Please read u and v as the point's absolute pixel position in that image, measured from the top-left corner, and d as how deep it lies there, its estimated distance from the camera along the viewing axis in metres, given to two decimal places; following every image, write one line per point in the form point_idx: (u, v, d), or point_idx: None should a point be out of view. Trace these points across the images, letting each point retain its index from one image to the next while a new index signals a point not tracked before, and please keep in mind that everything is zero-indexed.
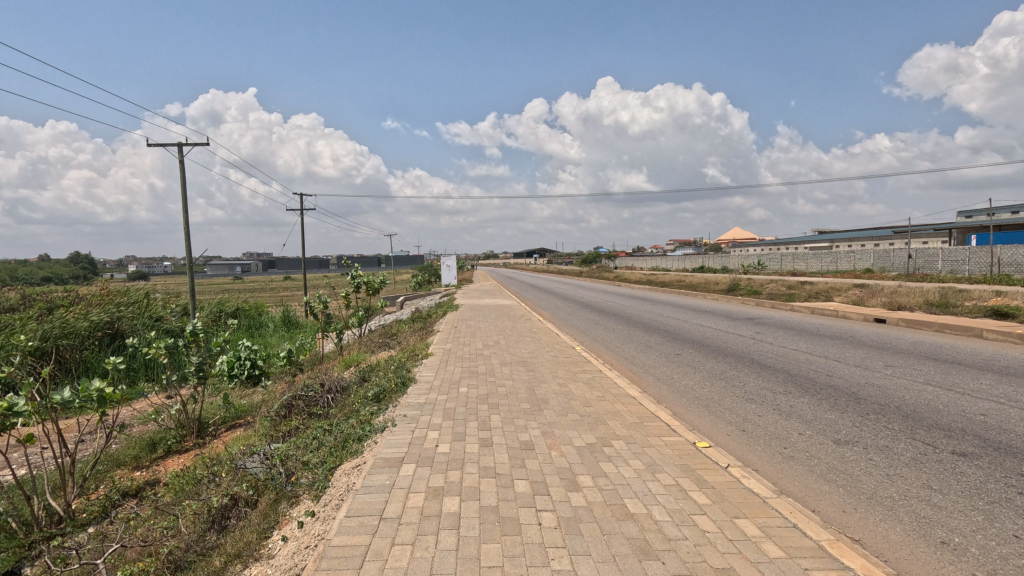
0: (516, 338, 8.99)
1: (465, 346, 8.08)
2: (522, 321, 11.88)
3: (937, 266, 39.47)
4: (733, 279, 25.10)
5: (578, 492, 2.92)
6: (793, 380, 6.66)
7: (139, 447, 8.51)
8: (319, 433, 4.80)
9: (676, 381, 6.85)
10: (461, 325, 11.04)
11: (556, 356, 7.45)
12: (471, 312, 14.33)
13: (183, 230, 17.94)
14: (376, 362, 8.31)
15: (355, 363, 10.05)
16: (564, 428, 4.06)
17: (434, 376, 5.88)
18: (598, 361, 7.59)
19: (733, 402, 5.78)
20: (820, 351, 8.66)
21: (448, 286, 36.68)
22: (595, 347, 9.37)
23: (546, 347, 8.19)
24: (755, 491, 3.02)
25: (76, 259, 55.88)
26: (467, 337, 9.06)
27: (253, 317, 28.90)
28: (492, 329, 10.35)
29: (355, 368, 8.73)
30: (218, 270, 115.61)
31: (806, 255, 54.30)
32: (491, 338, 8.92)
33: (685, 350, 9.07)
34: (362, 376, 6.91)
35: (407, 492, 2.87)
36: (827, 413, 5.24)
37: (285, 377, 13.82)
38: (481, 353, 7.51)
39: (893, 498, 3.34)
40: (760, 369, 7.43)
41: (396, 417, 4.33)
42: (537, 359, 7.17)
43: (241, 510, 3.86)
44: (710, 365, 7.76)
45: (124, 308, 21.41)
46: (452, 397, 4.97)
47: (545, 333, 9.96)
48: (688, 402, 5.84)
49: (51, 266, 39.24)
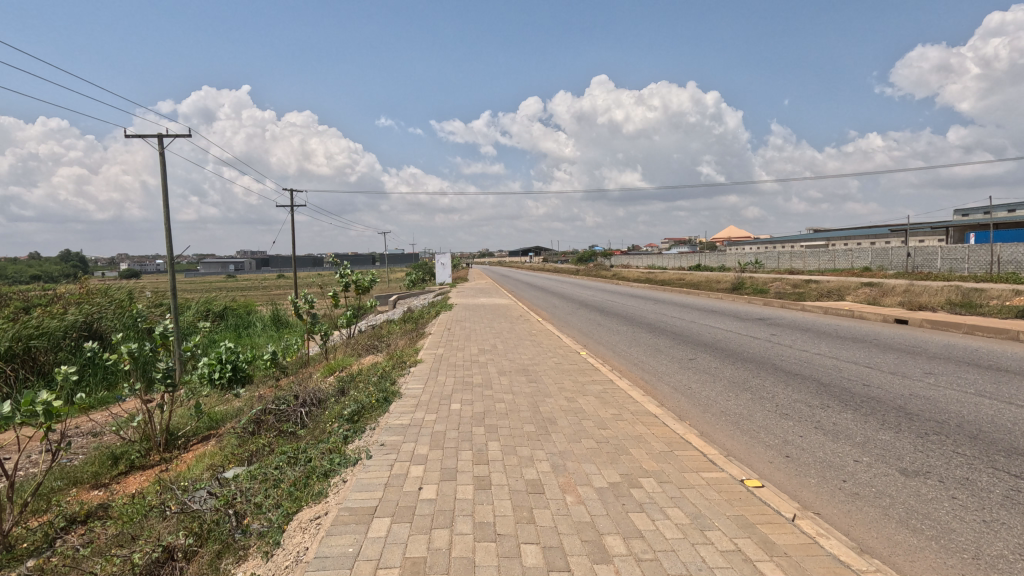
0: (515, 342, 8.20)
1: (459, 351, 7.28)
2: (520, 322, 11.09)
3: (936, 264, 38.97)
4: (735, 278, 24.43)
5: (608, 565, 2.15)
6: (828, 391, 5.90)
7: (97, 462, 7.66)
8: (282, 462, 3.99)
9: (696, 391, 6.09)
10: (455, 326, 10.24)
11: (560, 363, 6.67)
12: (466, 312, 13.55)
13: (164, 226, 17.07)
14: (360, 369, 7.47)
15: (340, 368, 9.23)
16: (579, 460, 3.28)
17: (422, 389, 5.09)
18: (606, 368, 6.82)
19: (766, 419, 5.02)
20: (847, 355, 7.92)
21: (443, 285, 35.87)
22: (601, 351, 8.60)
23: (548, 352, 7.41)
24: (842, 559, 2.27)
25: (67, 255, 54.97)
26: (461, 341, 8.26)
27: (240, 317, 28.00)
28: (488, 331, 9.57)
29: (338, 375, 7.93)
30: (210, 268, 114.22)
31: (804, 254, 53.85)
32: (488, 342, 8.13)
33: (698, 354, 8.33)
34: (343, 387, 6.08)
35: (375, 568, 2.10)
36: (880, 433, 4.50)
37: (267, 383, 12.99)
38: (476, 359, 6.72)
39: (1007, 559, 2.59)
40: (786, 377, 6.67)
41: (372, 445, 3.55)
42: (539, 366, 6.39)
43: (175, 566, 3.06)
44: (730, 372, 7.01)
45: (105, 307, 20.48)
46: (441, 416, 4.18)
47: (546, 336, 9.18)
48: (714, 418, 5.07)
49: (37, 263, 38.22)
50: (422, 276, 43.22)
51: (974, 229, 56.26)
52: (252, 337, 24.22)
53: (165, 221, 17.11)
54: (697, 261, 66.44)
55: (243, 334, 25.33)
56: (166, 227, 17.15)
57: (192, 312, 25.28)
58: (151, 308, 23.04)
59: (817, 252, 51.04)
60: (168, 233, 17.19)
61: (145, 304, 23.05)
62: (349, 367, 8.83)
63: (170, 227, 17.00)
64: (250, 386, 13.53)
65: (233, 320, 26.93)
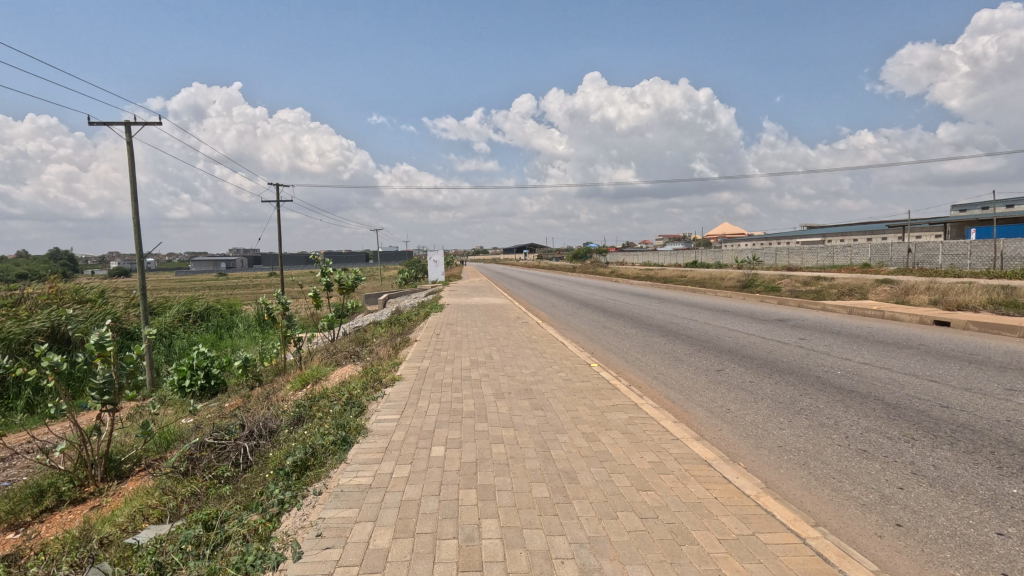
0: (514, 352, 7.05)
1: (447, 364, 6.11)
2: (518, 325, 9.92)
3: (937, 260, 38.03)
4: (739, 276, 23.32)
5: None
6: (903, 416, 4.75)
7: (18, 497, 6.42)
8: (190, 539, 2.81)
9: (740, 417, 4.92)
10: (446, 331, 9.06)
11: (568, 379, 5.52)
12: (459, 314, 12.38)
13: (133, 220, 15.79)
14: (329, 386, 6.24)
15: (312, 382, 8.00)
16: (622, 561, 2.15)
17: (397, 421, 3.93)
18: (624, 384, 5.68)
19: (842, 458, 3.89)
20: (901, 365, 6.78)
21: (435, 282, 34.53)
22: (612, 362, 7.43)
23: (553, 365, 6.25)
24: None
25: (54, 254, 53.01)
26: (451, 350, 7.08)
27: (224, 318, 26.69)
28: (483, 337, 8.39)
29: (306, 391, 6.76)
30: (201, 266, 112.42)
31: (802, 251, 52.87)
32: (482, 351, 6.97)
33: (726, 364, 7.21)
34: (302, 411, 4.86)
35: None
36: (1007, 482, 3.37)
37: (239, 394, 11.78)
38: (468, 375, 5.57)
39: None
40: (840, 395, 5.53)
41: (308, 530, 2.38)
42: (544, 384, 5.24)
43: None
44: (771, 389, 5.86)
45: (73, 309, 19.13)
46: (417, 470, 3.02)
47: (548, 343, 8.02)
48: (775, 456, 3.91)
49: (21, 260, 36.86)
50: (415, 274, 41.91)
51: (974, 224, 55.43)
52: (234, 339, 22.96)
53: (134, 216, 15.81)
54: (694, 258, 65.42)
55: (226, 335, 24.05)
56: (135, 223, 15.87)
57: (172, 314, 23.96)
58: (127, 310, 21.72)
59: (816, 248, 50.06)
60: (138, 228, 15.89)
61: (120, 305, 21.72)
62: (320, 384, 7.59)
63: (139, 221, 15.69)
64: (222, 396, 12.31)
65: (215, 321, 25.61)
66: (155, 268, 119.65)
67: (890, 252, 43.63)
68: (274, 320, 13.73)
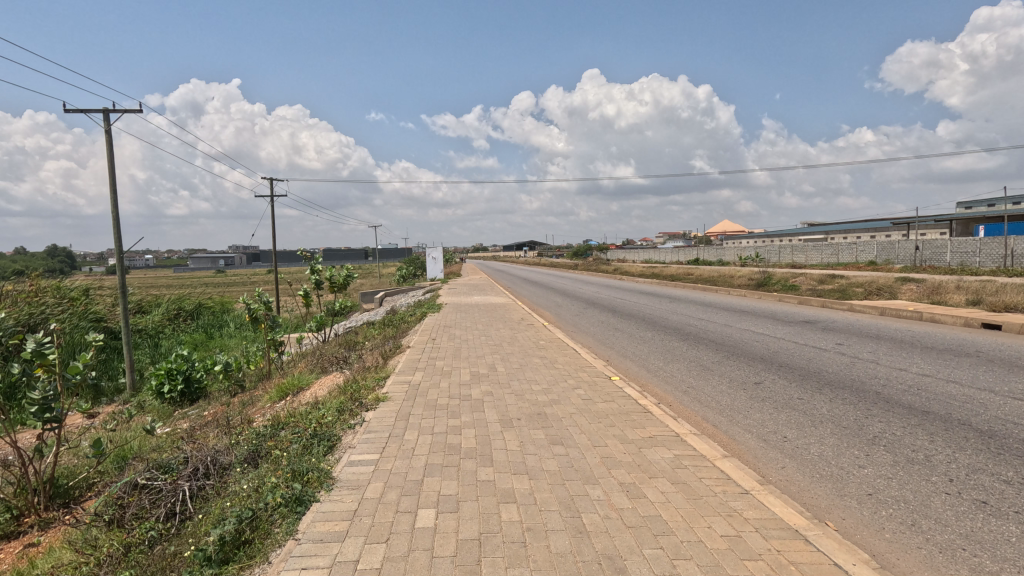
0: (520, 362, 6.10)
1: (443, 379, 5.16)
2: (523, 329, 8.98)
3: (946, 258, 37.03)
4: (749, 275, 22.32)
5: None
6: (1008, 450, 3.81)
7: None
8: None
9: (803, 449, 3.98)
10: (443, 336, 8.11)
11: (587, 399, 4.57)
12: (457, 315, 11.44)
13: (112, 213, 14.87)
14: (303, 404, 5.30)
15: (291, 396, 7.04)
16: None
17: (375, 466, 3.00)
18: (655, 405, 4.75)
19: (961, 514, 2.94)
20: (968, 378, 5.85)
21: (433, 280, 33.54)
22: (632, 373, 6.50)
23: (568, 379, 5.30)
24: None
25: (53, 252, 51.72)
26: (448, 359, 6.13)
27: (215, 316, 25.73)
28: (485, 343, 7.43)
29: (279, 409, 5.81)
30: (198, 263, 111.49)
31: (806, 248, 51.90)
32: (484, 362, 6.03)
33: (763, 376, 6.29)
34: (262, 438, 3.92)
35: None
36: None
37: (220, 402, 10.91)
38: (468, 394, 4.63)
39: None
40: (916, 419, 4.59)
41: None
42: (560, 407, 4.30)
43: None
44: (828, 410, 4.91)
45: (52, 307, 18.17)
46: (395, 557, 2.09)
47: (559, 350, 7.08)
48: (871, 512, 2.97)
49: (14, 257, 35.89)
50: (413, 272, 40.89)
51: (980, 221, 54.44)
52: (224, 339, 21.99)
53: (113, 210, 14.89)
54: (696, 255, 64.51)
55: (216, 335, 23.13)
56: (114, 218, 14.99)
57: (160, 313, 22.99)
58: (112, 309, 20.76)
59: (821, 244, 49.11)
60: (117, 223, 14.97)
61: (104, 304, 20.77)
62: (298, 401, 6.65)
63: (118, 216, 14.78)
64: (200, 405, 11.34)
65: (205, 320, 24.66)
66: (153, 266, 118.52)
67: (897, 249, 42.70)
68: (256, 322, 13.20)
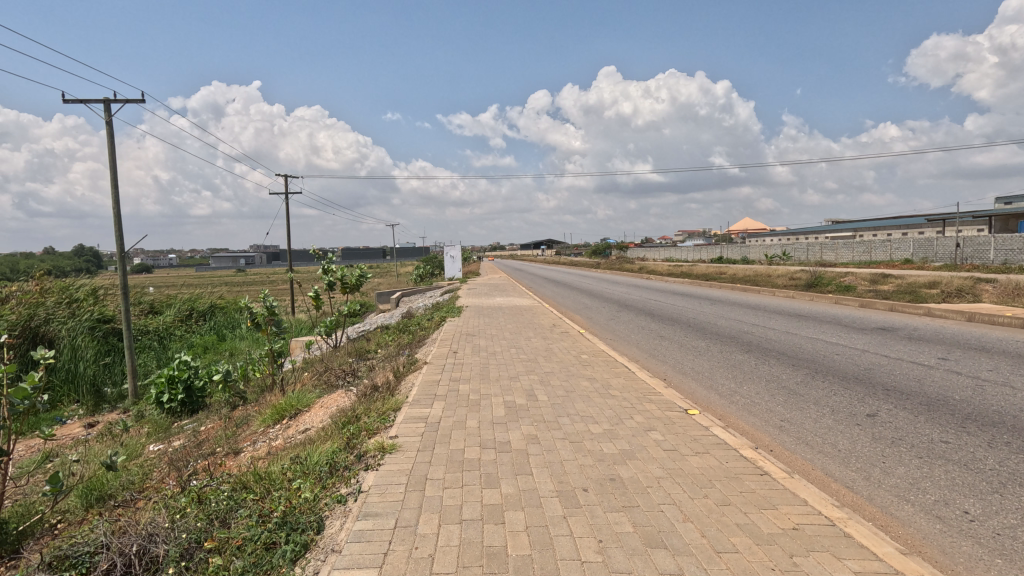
0: (564, 386, 4.84)
1: (471, 415, 3.94)
2: (557, 338, 7.70)
3: (990, 255, 34.71)
4: (789, 274, 20.67)
5: None
6: None
7: None
8: None
9: (1012, 539, 2.65)
10: (466, 348, 6.87)
11: (671, 452, 3.29)
12: (480, 320, 10.23)
13: (115, 208, 14.00)
14: (288, 449, 4.16)
15: (287, 427, 5.89)
16: None
17: None
18: (763, 457, 3.44)
19: None
20: None
21: (451, 280, 32.36)
22: (703, 400, 5.20)
23: (635, 415, 4.01)
24: None
25: (80, 252, 52.71)
26: (475, 383, 4.90)
27: (229, 317, 24.90)
28: (518, 358, 6.18)
29: (265, 451, 4.63)
30: (220, 262, 112.29)
31: (838, 247, 49.70)
32: (520, 387, 4.76)
33: (873, 405, 4.94)
34: (215, 514, 2.73)
35: None
36: None
37: (218, 416, 9.96)
38: (508, 441, 3.38)
39: None
40: None
41: None
42: (640, 467, 3.02)
43: None
44: (1001, 463, 3.56)
45: (58, 306, 17.40)
46: None
47: (608, 368, 5.78)
48: None
49: (39, 255, 35.74)
50: (431, 271, 39.99)
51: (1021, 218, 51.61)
52: (236, 342, 21.07)
53: (115, 207, 14.15)
54: (719, 254, 62.61)
55: (229, 337, 22.39)
56: (116, 215, 14.29)
57: (172, 313, 22.26)
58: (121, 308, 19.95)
59: (851, 243, 46.88)
60: (120, 220, 14.28)
61: (114, 304, 20.01)
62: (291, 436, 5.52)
63: (121, 213, 14.07)
64: (197, 420, 10.31)
65: (219, 321, 23.82)
66: (176, 265, 119.92)
67: (935, 247, 40.39)
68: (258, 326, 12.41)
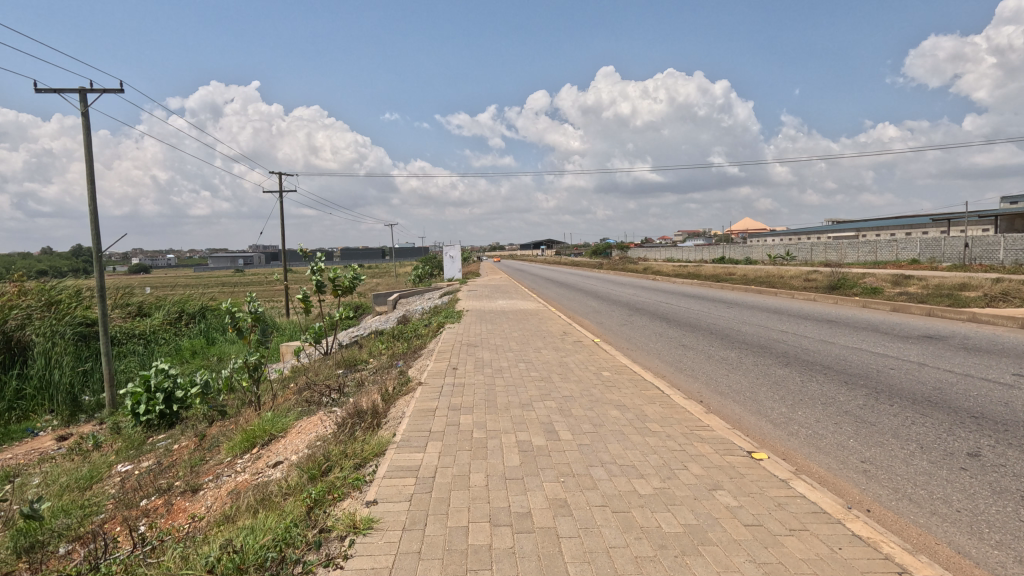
0: (590, 418, 3.90)
1: (476, 466, 3.01)
2: (570, 351, 6.75)
3: (999, 256, 33.79)
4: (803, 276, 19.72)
5: None
6: None
7: None
8: None
9: None
10: (468, 364, 5.92)
11: (757, 531, 2.35)
12: (482, 326, 9.33)
13: (93, 205, 13.09)
14: (239, 510, 3.22)
15: (255, 466, 4.95)
16: None
17: None
18: (877, 531, 2.49)
19: None
20: None
21: (450, 280, 31.43)
22: (758, 434, 4.26)
23: (692, 466, 3.06)
24: None
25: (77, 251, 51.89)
26: (479, 414, 3.96)
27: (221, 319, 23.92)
28: (529, 377, 5.24)
29: (221, 507, 3.70)
30: (219, 262, 111.21)
31: (842, 248, 48.77)
32: (536, 421, 3.82)
33: (972, 440, 3.99)
34: None
35: None
36: None
37: (193, 433, 9.04)
38: (527, 514, 2.45)
39: None
40: None
41: None
42: (723, 563, 2.09)
43: None
44: None
45: (37, 308, 16.45)
46: None
47: (637, 392, 4.83)
48: None
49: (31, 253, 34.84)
50: (430, 271, 39.03)
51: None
52: (225, 347, 20.08)
53: (92, 205, 13.27)
54: (721, 255, 61.70)
55: (219, 342, 21.41)
56: (93, 213, 13.39)
57: (161, 315, 21.28)
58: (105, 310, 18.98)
59: (856, 243, 45.95)
60: (97, 219, 13.39)
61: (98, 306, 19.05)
62: (258, 477, 4.61)
63: (98, 211, 13.18)
64: (171, 437, 9.38)
65: (210, 324, 22.86)
66: (173, 266, 118.74)
67: (942, 247, 39.41)
68: (241, 333, 11.49)
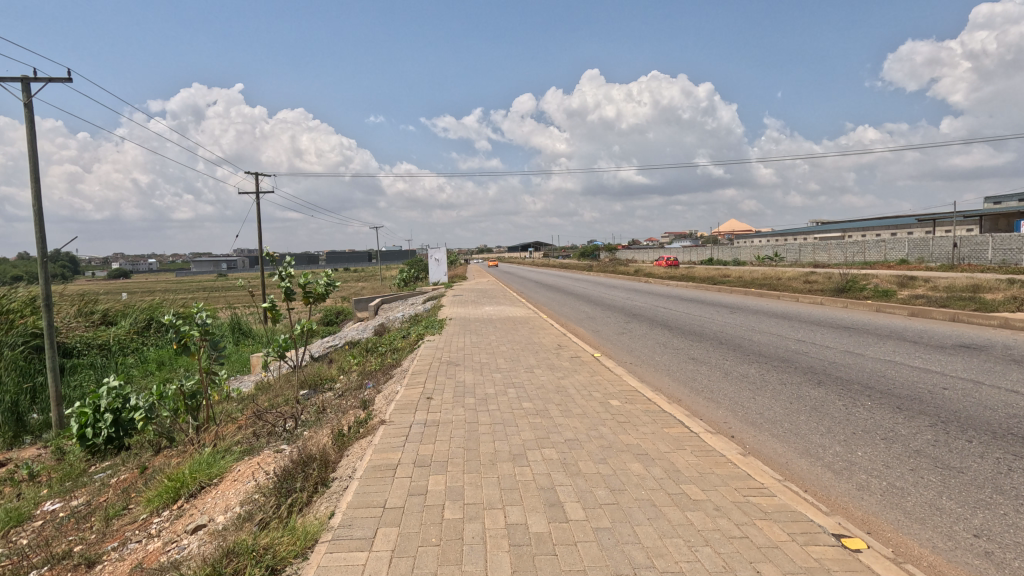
0: (606, 480, 2.87)
1: None
2: (569, 370, 5.72)
3: (988, 255, 33.41)
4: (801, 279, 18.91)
5: None
6: None
7: None
8: None
9: None
10: (448, 390, 4.87)
11: None
12: (466, 338, 8.27)
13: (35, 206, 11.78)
14: None
15: (170, 532, 3.83)
16: None
17: None
18: None
19: None
20: None
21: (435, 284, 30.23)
22: (821, 490, 3.25)
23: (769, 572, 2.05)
24: None
25: None
26: (455, 475, 2.91)
27: None
28: (522, 409, 4.19)
29: None
30: (200, 267, 108.67)
31: (830, 249, 48.38)
32: (532, 484, 2.79)
33: None
34: None
35: None
36: None
37: (134, 464, 7.86)
38: None
39: None
40: None
41: None
42: None
43: None
44: None
45: None
46: None
47: (658, 430, 3.80)
48: None
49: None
50: (415, 274, 37.67)
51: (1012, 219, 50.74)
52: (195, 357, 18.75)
53: (36, 206, 11.99)
54: (709, 256, 61.20)
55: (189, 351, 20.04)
56: (38, 215, 12.12)
57: (126, 323, 19.86)
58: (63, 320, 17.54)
59: (844, 244, 45.55)
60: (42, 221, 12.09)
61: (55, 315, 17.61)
62: (168, 550, 3.52)
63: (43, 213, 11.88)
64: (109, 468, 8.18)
65: None
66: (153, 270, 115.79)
67: (931, 247, 39.08)
68: (190, 348, 9.89)
